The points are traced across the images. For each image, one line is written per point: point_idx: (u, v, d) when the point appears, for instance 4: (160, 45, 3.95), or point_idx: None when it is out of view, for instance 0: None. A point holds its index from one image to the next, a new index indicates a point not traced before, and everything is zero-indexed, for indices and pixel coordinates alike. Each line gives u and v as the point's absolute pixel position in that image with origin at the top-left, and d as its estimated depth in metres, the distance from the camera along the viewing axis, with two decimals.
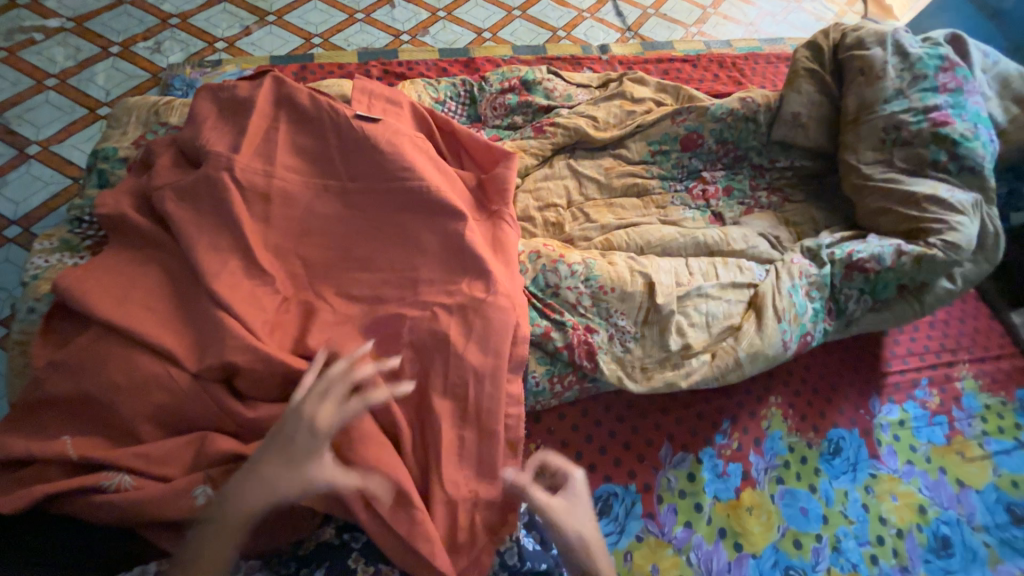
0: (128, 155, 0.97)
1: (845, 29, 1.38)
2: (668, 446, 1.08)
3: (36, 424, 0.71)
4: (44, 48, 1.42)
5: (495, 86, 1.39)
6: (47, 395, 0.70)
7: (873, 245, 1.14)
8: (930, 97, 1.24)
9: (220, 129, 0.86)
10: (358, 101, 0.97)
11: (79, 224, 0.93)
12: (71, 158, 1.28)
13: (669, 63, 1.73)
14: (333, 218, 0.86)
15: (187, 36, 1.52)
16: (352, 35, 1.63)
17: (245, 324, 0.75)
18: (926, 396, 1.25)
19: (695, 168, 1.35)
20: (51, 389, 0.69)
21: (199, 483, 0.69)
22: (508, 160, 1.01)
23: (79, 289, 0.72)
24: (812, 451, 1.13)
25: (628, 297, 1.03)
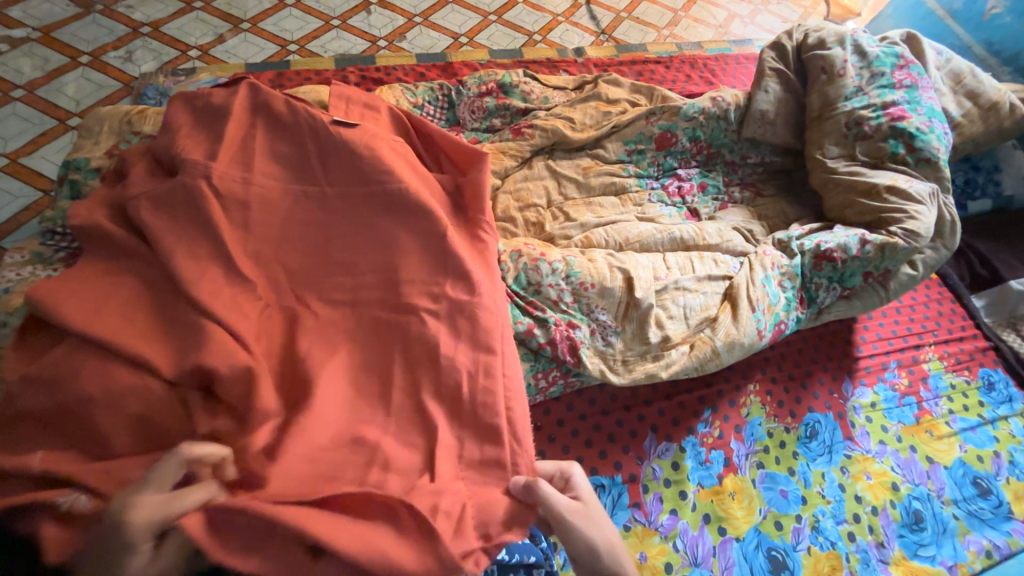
0: (101, 165, 0.96)
1: (808, 30, 1.44)
2: (652, 437, 1.10)
3: (9, 439, 0.69)
4: (9, 59, 1.39)
5: (472, 90, 1.40)
6: (21, 409, 0.68)
7: (840, 235, 1.19)
8: (888, 93, 1.30)
9: (195, 137, 0.85)
10: (335, 107, 0.99)
11: (51, 237, 0.92)
12: (41, 170, 1.26)
13: (643, 65, 1.77)
14: (314, 222, 0.87)
15: (159, 44, 1.50)
16: (328, 42, 1.63)
17: (228, 330, 0.75)
18: (895, 378, 1.31)
19: (670, 166, 1.39)
20: (25, 402, 0.68)
21: None
22: (483, 164, 1.01)
23: (54, 302, 0.72)
24: (790, 436, 1.17)
25: (609, 293, 1.05)
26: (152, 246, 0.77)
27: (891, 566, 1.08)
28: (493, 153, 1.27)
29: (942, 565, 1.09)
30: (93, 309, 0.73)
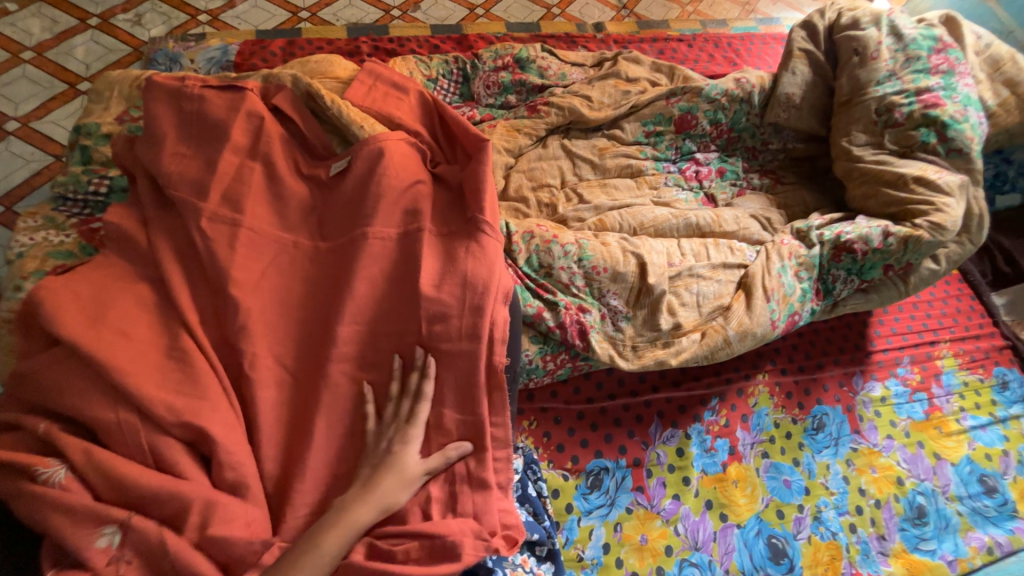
0: (111, 132, 0.94)
1: (840, 9, 1.37)
2: (658, 423, 1.10)
3: (19, 402, 0.68)
4: (17, 20, 1.36)
5: (488, 64, 1.36)
6: (30, 375, 0.67)
7: (862, 226, 1.16)
8: (923, 79, 1.24)
9: (219, 102, 0.86)
10: (361, 84, 1.00)
11: (63, 203, 0.91)
12: (52, 135, 1.25)
13: (665, 43, 1.70)
14: (329, 200, 0.86)
15: (168, 8, 1.47)
16: (340, 10, 1.58)
17: (246, 305, 0.76)
18: (907, 373, 1.29)
19: (689, 150, 1.35)
20: (35, 369, 0.67)
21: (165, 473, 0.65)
22: (483, 154, 0.92)
23: (78, 275, 0.73)
24: (796, 427, 1.17)
25: (621, 278, 1.04)
26: (180, 223, 0.80)
27: (891, 557, 1.09)
28: (507, 131, 1.24)
29: (941, 558, 1.10)
30: (129, 278, 0.76)
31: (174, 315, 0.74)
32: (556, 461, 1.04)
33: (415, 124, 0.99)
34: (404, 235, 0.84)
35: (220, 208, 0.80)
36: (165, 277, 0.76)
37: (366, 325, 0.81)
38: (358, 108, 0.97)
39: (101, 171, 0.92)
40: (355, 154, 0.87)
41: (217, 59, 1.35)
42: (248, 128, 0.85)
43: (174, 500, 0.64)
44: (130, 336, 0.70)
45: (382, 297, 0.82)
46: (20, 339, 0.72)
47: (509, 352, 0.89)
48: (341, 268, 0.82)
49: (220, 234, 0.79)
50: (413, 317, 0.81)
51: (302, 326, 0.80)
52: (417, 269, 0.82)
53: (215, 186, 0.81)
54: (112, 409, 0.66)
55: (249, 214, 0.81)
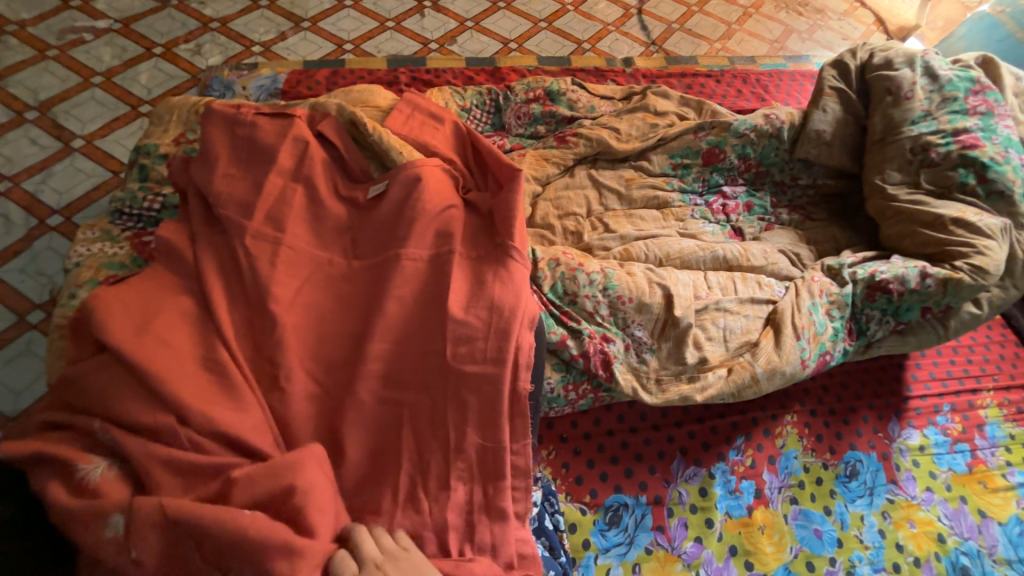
0: (169, 152, 1.01)
1: (873, 49, 1.37)
2: (680, 460, 1.07)
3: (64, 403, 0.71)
4: (92, 48, 1.49)
5: (520, 96, 1.41)
6: (77, 378, 0.71)
7: (898, 266, 1.13)
8: (960, 120, 1.23)
9: (269, 129, 0.91)
10: (400, 113, 1.05)
11: (120, 217, 0.97)
12: (112, 153, 1.34)
13: (692, 78, 1.74)
14: (366, 223, 0.90)
15: (226, 39, 1.58)
16: (381, 43, 1.67)
17: (281, 321, 0.79)
18: (948, 422, 1.23)
19: (716, 183, 1.35)
20: (82, 373, 0.71)
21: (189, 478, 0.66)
22: (516, 184, 0.95)
23: (128, 285, 0.77)
24: (828, 473, 1.11)
25: (646, 308, 1.03)
26: (225, 240, 0.84)
27: None
28: (536, 160, 1.27)
29: None
30: (175, 290, 0.80)
31: (213, 327, 0.77)
32: (574, 494, 1.02)
33: (449, 152, 1.03)
34: (436, 258, 0.87)
35: (263, 227, 0.84)
36: (207, 291, 0.79)
37: (394, 345, 0.82)
38: (396, 135, 1.01)
39: (156, 188, 0.98)
40: (392, 179, 0.91)
41: (267, 86, 1.43)
42: (293, 153, 0.90)
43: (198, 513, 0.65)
44: (172, 346, 0.73)
45: (410, 317, 0.83)
46: (70, 343, 0.76)
47: (532, 379, 0.89)
48: (372, 289, 0.84)
49: (262, 252, 0.83)
50: (439, 338, 0.82)
51: (332, 342, 0.82)
52: (446, 292, 0.84)
53: (260, 206, 0.85)
54: (149, 416, 0.68)
55: (289, 233, 0.85)
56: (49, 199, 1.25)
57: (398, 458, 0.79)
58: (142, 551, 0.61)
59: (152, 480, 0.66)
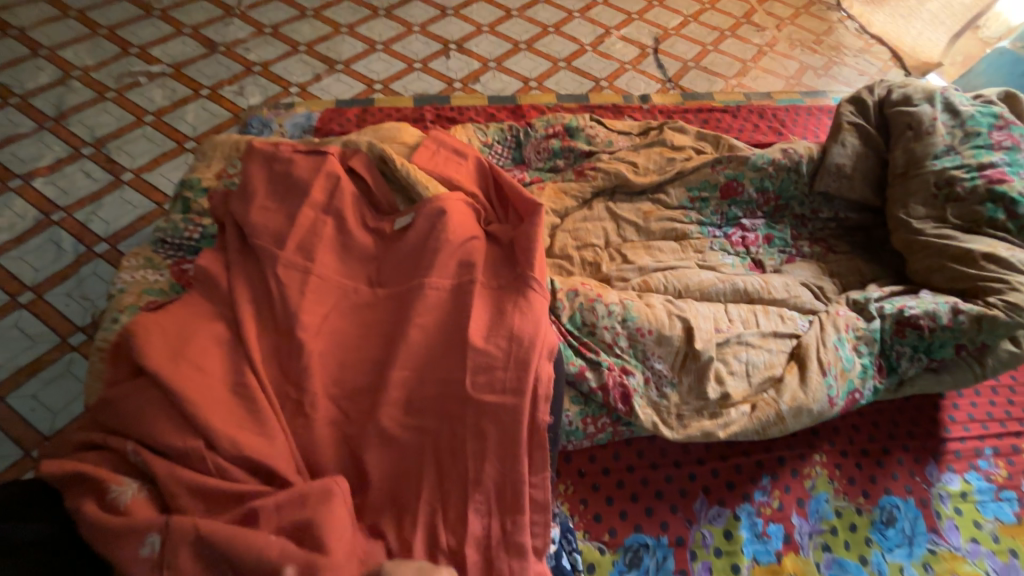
0: (210, 186, 1.08)
1: (890, 86, 1.38)
2: (703, 499, 1.03)
3: (100, 425, 0.74)
4: (145, 90, 1.62)
5: (540, 131, 1.46)
6: (113, 401, 0.73)
7: (927, 301, 1.10)
8: (985, 154, 1.21)
9: (304, 164, 0.97)
10: (426, 149, 1.10)
11: (162, 246, 1.03)
12: (157, 185, 1.43)
13: (709, 113, 1.77)
14: (391, 254, 0.93)
15: (266, 81, 1.70)
16: (409, 82, 1.77)
17: (308, 348, 0.82)
18: (992, 467, 1.16)
19: (734, 216, 1.35)
20: (117, 396, 0.73)
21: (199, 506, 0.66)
22: (537, 217, 0.98)
23: (167, 312, 0.81)
24: (862, 519, 1.05)
25: (666, 341, 1.03)
26: (258, 270, 0.88)
27: None
28: (555, 193, 1.30)
29: None
30: (210, 316, 0.84)
31: (243, 353, 0.80)
32: (593, 532, 0.99)
33: (472, 186, 1.07)
34: (458, 288, 0.89)
35: (294, 257, 0.88)
36: (240, 318, 0.83)
37: (415, 373, 0.83)
38: (422, 170, 1.06)
39: (197, 219, 1.04)
40: (418, 211, 0.95)
41: (301, 124, 1.53)
42: (325, 188, 0.95)
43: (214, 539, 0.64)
44: (205, 370, 0.76)
45: (432, 346, 0.85)
46: (110, 367, 0.79)
47: (551, 410, 0.88)
48: (396, 318, 0.87)
49: (293, 280, 0.86)
50: (459, 367, 0.83)
51: (355, 369, 0.84)
52: (467, 322, 0.85)
53: (292, 237, 0.89)
54: (181, 440, 0.70)
55: (319, 264, 0.89)
56: (97, 228, 1.34)
57: (416, 489, 0.79)
58: (169, 574, 0.63)
59: (181, 503, 0.68)
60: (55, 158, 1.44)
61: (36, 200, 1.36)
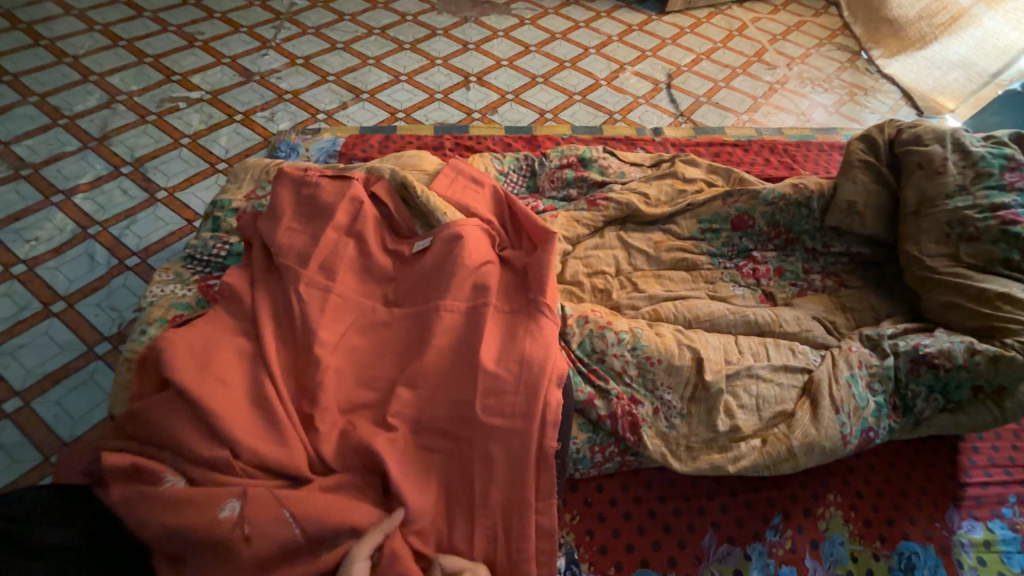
0: (240, 207, 1.13)
1: (900, 125, 1.40)
2: (713, 535, 1.01)
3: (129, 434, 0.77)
4: (183, 114, 1.72)
5: (554, 161, 1.51)
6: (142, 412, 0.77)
7: (942, 340, 1.09)
8: (998, 195, 1.21)
9: (329, 188, 1.02)
10: (444, 177, 1.14)
11: (191, 262, 1.08)
12: (189, 203, 1.50)
13: (720, 147, 1.82)
14: (409, 277, 0.97)
15: (295, 108, 1.79)
16: (430, 112, 1.85)
17: (325, 365, 0.84)
18: (1016, 516, 1.12)
19: (745, 248, 1.37)
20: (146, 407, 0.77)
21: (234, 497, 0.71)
22: (550, 244, 1.01)
23: (194, 325, 0.85)
24: (879, 565, 1.02)
25: (675, 371, 1.03)
26: (281, 287, 0.92)
27: None
28: (568, 221, 1.33)
29: None
30: (233, 331, 0.87)
31: (263, 368, 0.83)
32: (598, 565, 0.97)
33: (487, 213, 1.11)
34: (471, 311, 0.91)
35: (316, 276, 0.92)
36: (261, 333, 0.86)
37: (426, 393, 0.85)
38: (441, 196, 1.10)
39: (225, 237, 1.09)
40: (435, 237, 0.98)
41: (327, 149, 1.60)
42: (347, 211, 1.00)
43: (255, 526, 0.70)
44: (229, 384, 0.79)
45: (444, 368, 0.86)
46: (137, 376, 0.83)
47: (559, 436, 0.89)
48: (411, 339, 0.89)
49: (313, 298, 0.90)
50: (469, 389, 0.84)
51: (368, 387, 0.86)
52: (479, 345, 0.87)
53: (315, 256, 0.93)
54: (210, 450, 0.74)
55: (340, 283, 0.93)
56: (130, 242, 1.40)
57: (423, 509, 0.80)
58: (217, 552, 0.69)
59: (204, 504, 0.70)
60: (95, 176, 1.53)
61: (74, 214, 1.44)
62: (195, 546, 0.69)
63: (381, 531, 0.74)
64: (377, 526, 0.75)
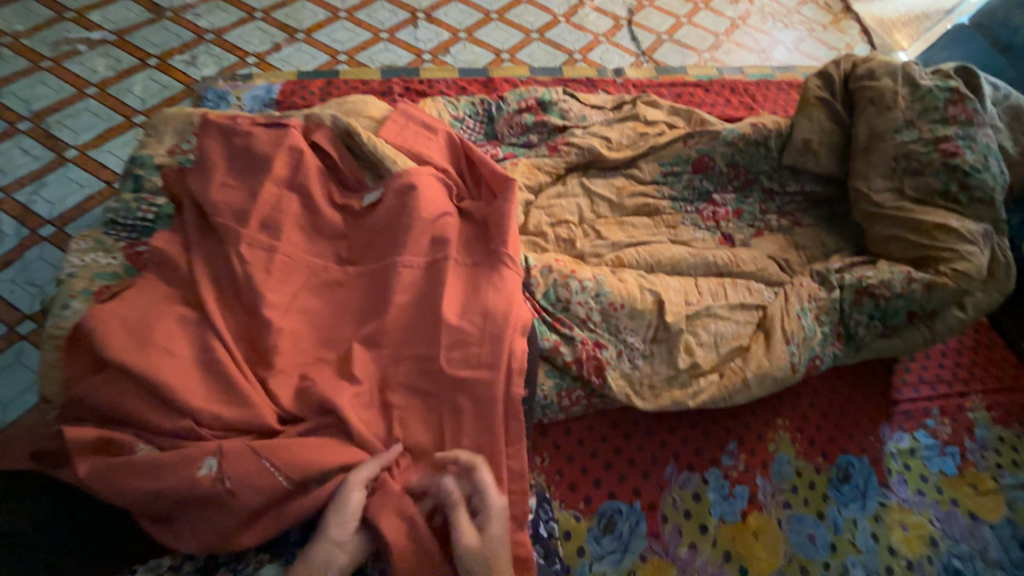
0: (163, 163, 1.02)
1: (855, 60, 1.40)
2: (674, 465, 1.08)
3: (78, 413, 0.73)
4: (85, 59, 1.50)
5: (512, 106, 1.43)
6: (87, 391, 0.72)
7: (884, 271, 1.15)
8: (942, 128, 1.24)
9: (264, 138, 0.92)
10: (393, 123, 1.05)
11: (113, 227, 0.97)
12: (106, 163, 1.34)
13: (682, 88, 1.77)
14: (363, 234, 0.91)
15: (220, 51, 1.59)
16: (375, 54, 1.69)
17: (277, 330, 0.80)
18: (938, 425, 1.24)
19: (706, 190, 1.37)
20: (94, 383, 0.72)
21: (209, 455, 0.69)
22: (509, 192, 0.97)
23: (124, 296, 0.78)
24: (820, 477, 1.12)
25: (638, 315, 1.05)
26: (220, 250, 0.85)
27: None
28: (529, 169, 1.28)
29: None
30: (170, 299, 0.80)
31: (209, 335, 0.78)
32: (569, 501, 1.02)
33: (442, 162, 1.04)
34: (430, 266, 0.88)
35: (258, 235, 0.85)
36: (202, 300, 0.80)
37: (388, 352, 0.83)
38: (390, 144, 1.02)
39: (150, 198, 0.99)
40: (386, 188, 0.92)
41: (261, 97, 1.44)
42: (285, 163, 0.91)
43: (234, 483, 0.68)
44: (173, 354, 0.74)
45: (405, 325, 0.84)
46: (66, 354, 0.76)
47: (526, 385, 0.89)
48: (368, 297, 0.86)
49: (257, 259, 0.83)
50: (433, 344, 0.82)
51: (327, 349, 0.83)
52: (440, 299, 0.84)
53: (255, 214, 0.86)
54: (167, 420, 0.71)
55: (286, 242, 0.86)
56: (41, 210, 1.25)
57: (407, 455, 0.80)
58: (203, 507, 0.69)
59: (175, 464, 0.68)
60: None
61: None
62: (180, 505, 0.68)
63: (378, 464, 0.74)
64: (369, 461, 0.74)
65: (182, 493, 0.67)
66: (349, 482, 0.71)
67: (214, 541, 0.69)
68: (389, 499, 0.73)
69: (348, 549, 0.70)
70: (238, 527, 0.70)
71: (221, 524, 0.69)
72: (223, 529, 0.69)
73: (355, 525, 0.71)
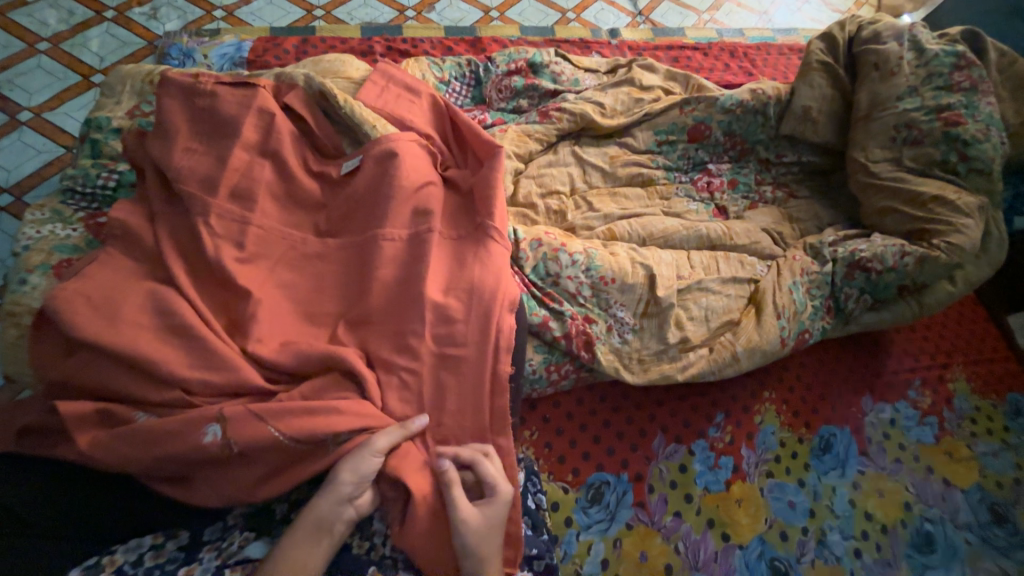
0: (122, 126, 0.95)
1: (861, 22, 1.34)
2: (661, 437, 1.09)
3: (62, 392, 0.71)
4: (34, 10, 1.37)
5: (500, 68, 1.35)
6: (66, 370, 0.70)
7: (877, 244, 1.14)
8: (945, 96, 1.20)
9: (231, 99, 0.85)
10: (372, 84, 0.98)
11: (72, 196, 0.91)
12: (63, 127, 1.25)
13: (680, 51, 1.69)
14: (341, 204, 0.86)
15: (184, 3, 1.47)
16: (354, 9, 1.58)
17: (252, 304, 0.76)
18: (919, 396, 1.27)
19: (701, 160, 1.32)
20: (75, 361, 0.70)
21: (213, 420, 0.67)
22: (495, 160, 0.92)
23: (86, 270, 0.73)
24: (802, 447, 1.14)
25: (629, 289, 1.03)
26: (188, 221, 0.79)
27: None
28: (518, 136, 1.21)
29: None
30: (135, 273, 0.75)
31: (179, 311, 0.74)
32: (557, 473, 1.03)
33: (426, 127, 0.98)
34: (413, 239, 0.83)
35: (228, 205, 0.79)
36: (170, 273, 0.75)
37: (371, 328, 0.80)
38: (369, 108, 0.96)
39: (111, 164, 0.92)
40: (366, 155, 0.87)
41: (230, 55, 1.34)
42: (255, 127, 0.85)
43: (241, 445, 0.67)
44: (141, 330, 0.70)
45: (387, 300, 0.80)
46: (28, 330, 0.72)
47: (514, 361, 0.87)
48: (349, 272, 0.82)
49: (229, 231, 0.79)
50: (416, 320, 0.79)
51: (306, 325, 0.80)
52: (423, 273, 0.80)
53: (224, 182, 0.80)
54: (149, 395, 0.69)
55: (259, 212, 0.81)
56: None
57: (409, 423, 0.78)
58: (217, 466, 0.69)
59: (178, 431, 0.66)
60: None
61: None
62: (192, 466, 0.68)
63: (402, 431, 0.73)
64: (392, 429, 0.73)
65: (190, 457, 0.66)
66: (367, 445, 0.70)
67: (230, 497, 0.70)
68: (401, 459, 0.72)
69: (359, 505, 0.69)
70: (250, 484, 0.70)
71: (236, 482, 0.69)
72: (236, 486, 0.69)
73: (370, 484, 0.70)
